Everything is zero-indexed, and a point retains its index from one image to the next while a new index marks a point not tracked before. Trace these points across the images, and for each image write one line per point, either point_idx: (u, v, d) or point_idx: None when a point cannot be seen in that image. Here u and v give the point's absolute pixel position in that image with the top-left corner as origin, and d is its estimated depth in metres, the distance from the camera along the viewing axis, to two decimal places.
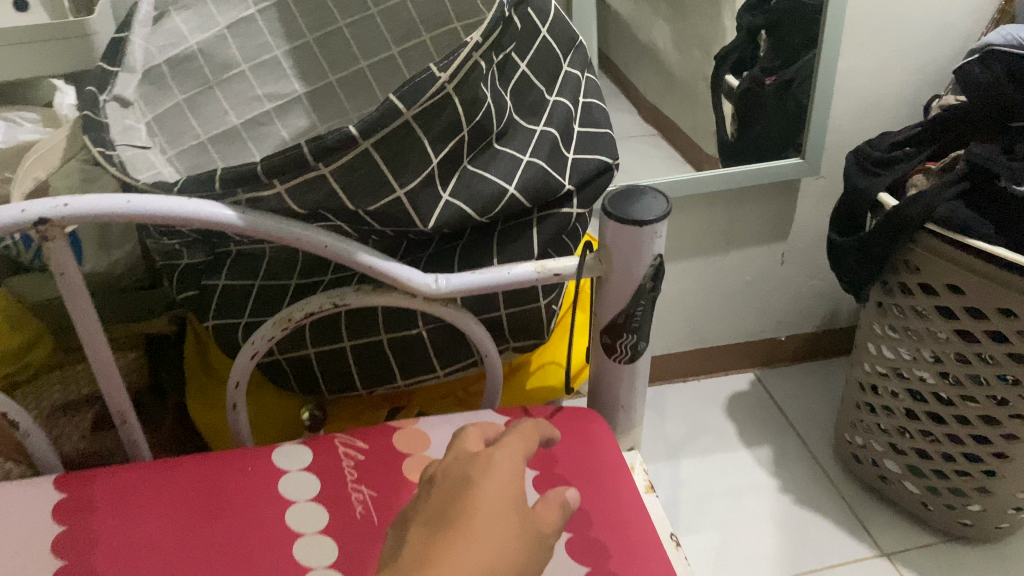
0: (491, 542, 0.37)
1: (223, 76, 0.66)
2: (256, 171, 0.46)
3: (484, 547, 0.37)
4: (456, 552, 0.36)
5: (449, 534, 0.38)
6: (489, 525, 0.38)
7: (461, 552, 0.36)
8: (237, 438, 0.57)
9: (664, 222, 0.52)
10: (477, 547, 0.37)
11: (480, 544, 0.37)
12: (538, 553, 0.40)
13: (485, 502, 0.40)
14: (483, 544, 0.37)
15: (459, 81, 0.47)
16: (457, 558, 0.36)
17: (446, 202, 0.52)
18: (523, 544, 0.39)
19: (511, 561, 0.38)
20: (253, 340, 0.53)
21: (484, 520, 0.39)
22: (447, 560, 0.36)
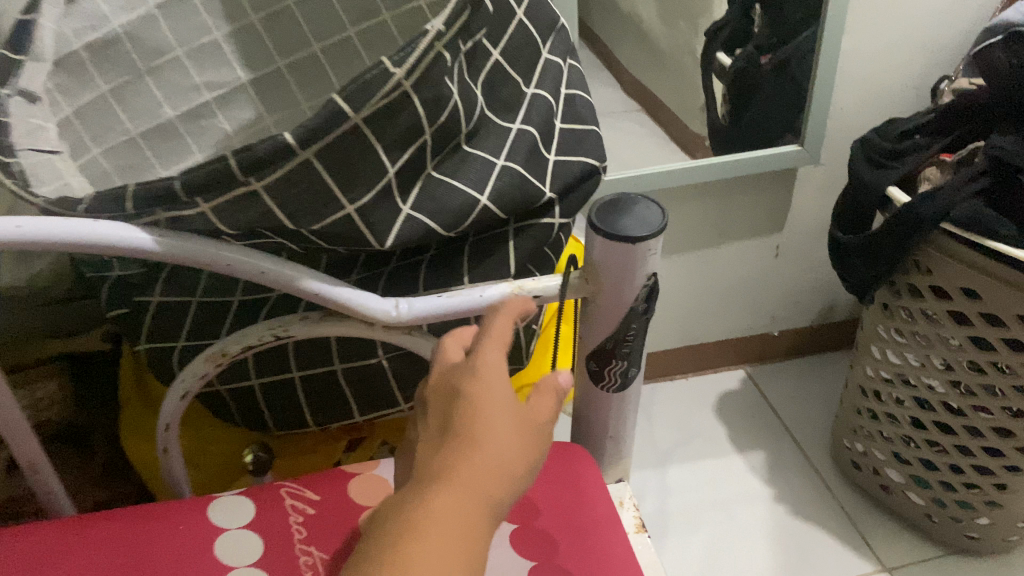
0: (507, 453, 0.32)
1: (155, 63, 0.58)
2: (174, 188, 0.38)
3: (499, 459, 0.31)
4: (469, 472, 0.31)
5: (458, 444, 0.32)
6: (503, 425, 0.32)
7: (475, 470, 0.31)
8: (172, 483, 0.51)
9: (658, 238, 0.45)
10: (493, 461, 0.31)
11: (494, 454, 0.31)
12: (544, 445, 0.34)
13: (496, 394, 0.33)
14: (498, 456, 0.31)
15: (419, 77, 0.40)
16: (472, 478, 0.31)
17: (407, 217, 0.45)
18: (536, 443, 0.33)
19: (522, 464, 0.32)
20: (183, 378, 0.46)
21: (496, 416, 0.32)
22: (460, 482, 0.30)
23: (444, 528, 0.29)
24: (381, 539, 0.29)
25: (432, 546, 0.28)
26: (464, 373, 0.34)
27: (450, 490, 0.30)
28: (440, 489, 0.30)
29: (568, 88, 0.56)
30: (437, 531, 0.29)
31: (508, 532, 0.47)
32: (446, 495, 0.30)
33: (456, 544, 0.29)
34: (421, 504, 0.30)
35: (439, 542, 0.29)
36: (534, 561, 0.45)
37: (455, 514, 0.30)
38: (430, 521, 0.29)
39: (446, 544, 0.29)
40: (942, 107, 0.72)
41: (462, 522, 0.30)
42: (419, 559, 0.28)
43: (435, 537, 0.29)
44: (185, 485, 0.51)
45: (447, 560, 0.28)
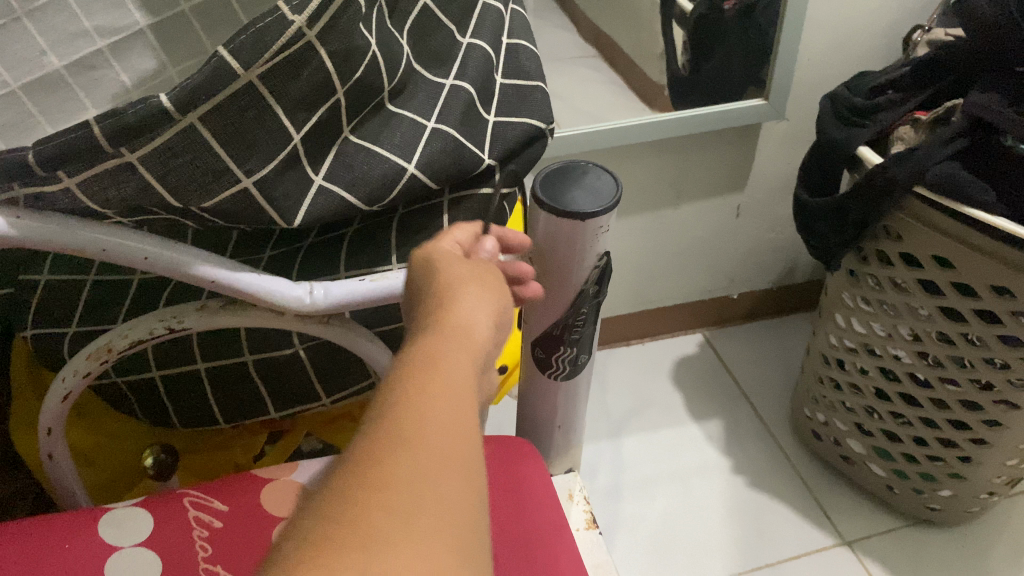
0: (484, 303, 0.31)
1: (34, 6, 0.50)
2: (26, 160, 0.31)
3: (480, 308, 0.30)
4: (454, 331, 0.28)
5: (434, 316, 0.29)
6: (475, 285, 0.32)
7: (457, 328, 0.28)
8: (62, 490, 0.44)
9: (610, 214, 0.39)
10: (474, 311, 0.30)
11: (471, 310, 0.30)
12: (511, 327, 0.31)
13: (459, 266, 0.33)
14: (477, 305, 0.30)
15: (326, 25, 0.33)
16: (458, 327, 0.29)
17: (319, 188, 0.39)
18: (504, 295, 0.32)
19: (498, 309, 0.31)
20: (62, 378, 0.39)
21: (465, 282, 0.31)
22: (449, 327, 0.28)
23: (446, 369, 0.26)
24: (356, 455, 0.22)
25: (438, 389, 0.25)
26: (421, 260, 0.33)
27: (442, 340, 0.27)
28: (430, 340, 0.27)
29: (511, 38, 0.50)
30: (438, 378, 0.25)
31: None
32: (439, 344, 0.27)
33: (459, 397, 0.25)
34: (411, 370, 0.26)
35: (444, 386, 0.25)
36: None
37: (454, 350, 0.27)
38: (429, 370, 0.26)
39: (454, 369, 0.26)
40: (914, 60, 0.68)
41: (464, 356, 0.27)
42: (428, 413, 0.23)
43: (438, 388, 0.25)
44: (78, 492, 0.45)
45: (458, 392, 0.25)
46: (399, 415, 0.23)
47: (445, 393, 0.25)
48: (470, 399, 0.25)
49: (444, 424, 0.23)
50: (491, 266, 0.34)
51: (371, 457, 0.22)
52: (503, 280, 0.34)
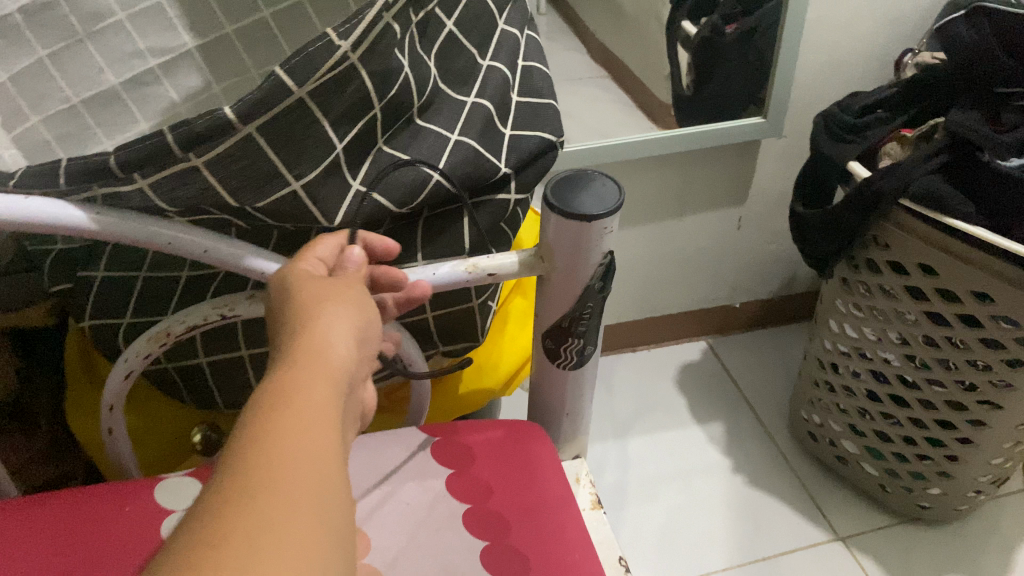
0: (344, 321, 0.31)
1: (96, 28, 0.56)
2: (109, 164, 0.36)
3: (340, 327, 0.31)
4: (310, 353, 0.29)
5: (290, 340, 0.30)
6: (336, 302, 0.32)
7: (315, 349, 0.29)
8: (118, 462, 0.50)
9: (614, 217, 0.44)
10: (332, 330, 0.30)
11: (329, 330, 0.30)
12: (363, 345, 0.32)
13: (319, 289, 0.33)
14: (336, 324, 0.31)
15: (367, 50, 0.38)
16: (315, 351, 0.29)
17: (357, 192, 0.44)
18: (363, 315, 0.33)
19: (359, 328, 0.32)
20: (126, 358, 0.44)
21: (326, 301, 0.32)
22: (304, 354, 0.29)
23: (295, 409, 0.26)
24: (203, 507, 0.24)
25: (286, 431, 0.25)
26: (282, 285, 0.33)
27: (295, 371, 0.28)
28: (285, 373, 0.28)
29: (525, 60, 0.55)
30: (285, 419, 0.26)
31: (460, 512, 0.47)
32: (291, 376, 0.28)
33: (309, 434, 0.26)
34: (262, 409, 0.26)
35: (295, 423, 0.26)
36: (486, 542, 0.45)
37: (307, 382, 0.27)
38: (279, 409, 0.26)
39: (303, 410, 0.26)
40: (901, 82, 0.73)
41: (318, 385, 0.28)
42: (276, 462, 0.24)
43: (286, 429, 0.26)
44: (131, 465, 0.50)
45: (308, 429, 0.26)
46: (242, 471, 0.24)
47: (293, 430, 0.26)
48: (323, 436, 0.26)
49: (291, 474, 0.24)
50: (358, 287, 0.34)
51: (213, 520, 0.23)
52: (368, 294, 0.35)
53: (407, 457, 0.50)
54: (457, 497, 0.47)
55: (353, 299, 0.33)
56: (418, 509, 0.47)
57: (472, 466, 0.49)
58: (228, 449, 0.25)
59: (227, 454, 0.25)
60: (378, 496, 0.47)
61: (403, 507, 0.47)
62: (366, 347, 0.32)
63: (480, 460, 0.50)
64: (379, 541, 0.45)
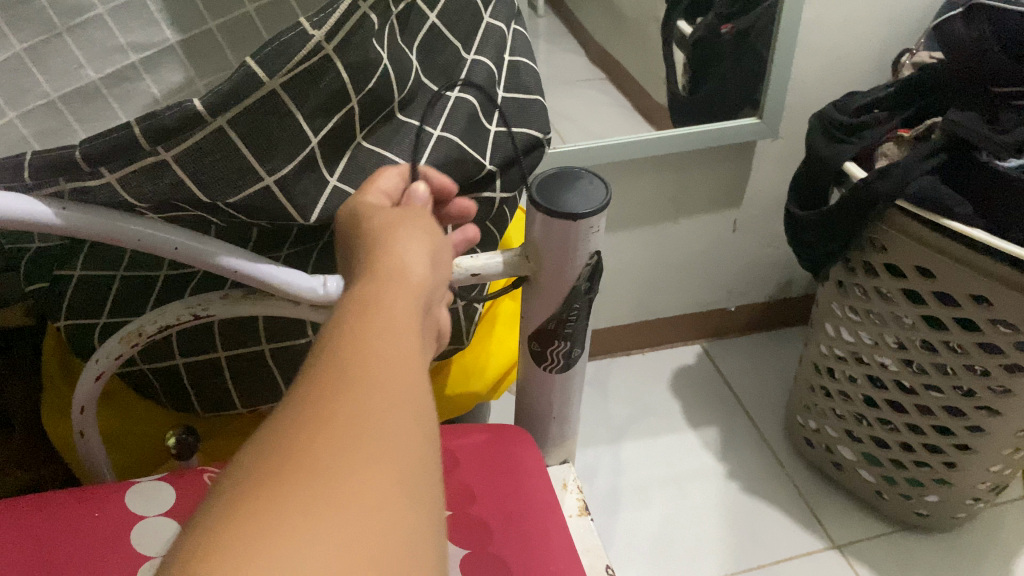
0: (419, 248, 0.34)
1: (73, 22, 0.55)
2: (73, 158, 0.35)
3: (416, 251, 0.34)
4: (392, 270, 0.32)
5: (373, 261, 0.33)
6: (407, 231, 0.35)
7: (395, 268, 0.32)
8: (91, 465, 0.48)
9: (601, 215, 0.43)
10: (410, 254, 0.33)
11: (406, 253, 0.33)
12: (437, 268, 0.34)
13: (395, 218, 0.36)
14: (412, 250, 0.34)
15: (342, 40, 0.37)
16: (394, 269, 0.32)
17: (334, 189, 0.42)
18: (435, 245, 0.36)
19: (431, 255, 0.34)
20: (96, 359, 0.43)
21: (400, 231, 0.35)
22: (388, 270, 0.31)
23: (385, 307, 0.29)
24: (304, 382, 0.26)
25: (375, 325, 0.28)
26: (357, 215, 0.36)
27: (381, 283, 0.31)
28: (373, 283, 0.31)
29: (512, 55, 0.53)
30: (375, 317, 0.28)
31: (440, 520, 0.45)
32: (379, 286, 0.30)
33: (397, 329, 0.28)
34: (351, 310, 0.29)
35: (385, 320, 0.28)
36: (467, 550, 0.43)
37: (392, 292, 0.30)
38: (370, 311, 0.29)
39: (392, 310, 0.29)
40: (897, 82, 0.72)
41: (402, 294, 0.30)
42: (370, 348, 0.26)
43: (375, 323, 0.28)
44: (104, 467, 0.49)
45: (398, 327, 0.28)
46: (343, 353, 0.26)
47: (387, 323, 0.28)
48: (409, 334, 0.28)
49: (385, 356, 0.26)
50: (427, 216, 0.38)
51: (315, 389, 0.25)
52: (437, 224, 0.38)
53: None
54: None
55: (424, 230, 0.36)
56: None
57: (455, 471, 0.48)
58: (320, 341, 0.28)
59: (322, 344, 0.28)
60: None
61: None
62: (439, 272, 0.35)
63: (463, 466, 0.49)
64: None
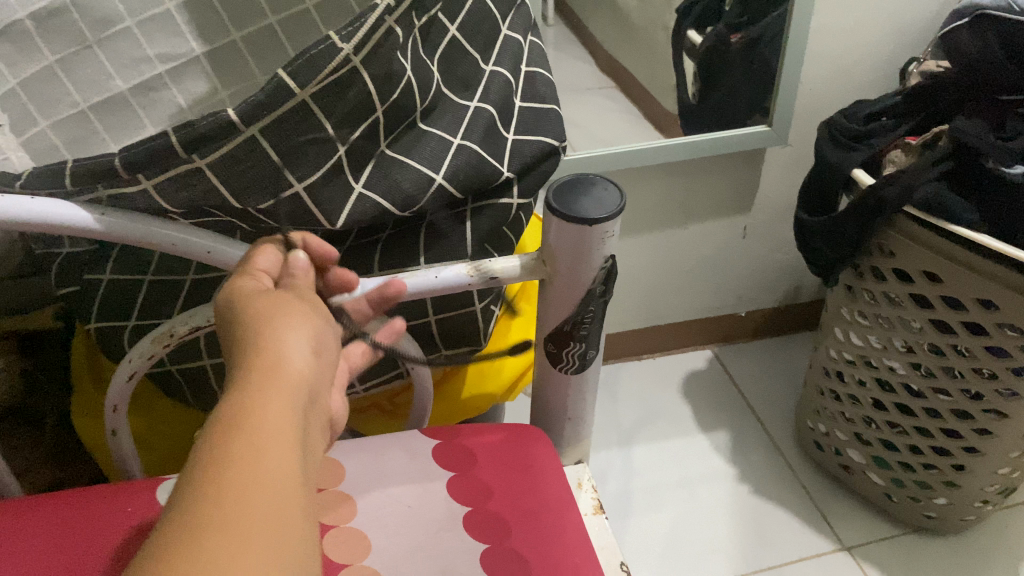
0: (300, 335, 0.31)
1: (104, 34, 0.57)
2: (113, 165, 0.37)
3: (296, 341, 0.30)
4: (267, 364, 0.28)
5: (245, 352, 0.29)
6: (288, 316, 0.32)
7: (273, 363, 0.29)
8: (121, 462, 0.50)
9: (615, 220, 0.44)
10: (288, 344, 0.30)
11: (286, 346, 0.30)
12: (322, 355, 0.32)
13: (271, 301, 0.33)
14: (292, 340, 0.30)
15: (368, 53, 0.39)
16: (271, 364, 0.29)
17: (359, 196, 0.44)
18: (316, 330, 0.33)
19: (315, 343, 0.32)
20: (130, 359, 0.44)
21: (277, 315, 0.32)
22: (264, 365, 0.28)
23: (258, 411, 0.26)
24: (176, 500, 0.24)
25: (247, 438, 0.25)
26: (231, 303, 0.33)
27: (255, 380, 0.28)
28: (244, 384, 0.27)
29: (528, 66, 0.55)
30: (248, 421, 0.26)
31: (459, 515, 0.47)
32: (250, 386, 0.27)
33: (275, 432, 0.26)
34: (222, 416, 0.26)
35: (259, 426, 0.26)
36: (486, 545, 0.45)
37: (267, 392, 0.27)
38: (243, 417, 0.26)
39: (265, 419, 0.26)
40: (905, 90, 0.73)
41: (278, 393, 0.27)
42: (246, 452, 0.25)
43: (247, 430, 0.25)
44: (134, 465, 0.50)
45: (273, 431, 0.26)
46: (203, 480, 0.24)
47: (257, 441, 0.25)
48: (288, 434, 0.26)
49: (262, 462, 0.25)
50: (305, 301, 0.35)
51: (191, 500, 0.23)
52: (317, 308, 0.35)
53: (407, 458, 0.50)
54: (457, 500, 0.47)
55: (307, 313, 0.33)
56: (418, 509, 0.47)
57: (474, 468, 0.50)
58: (189, 456, 0.25)
59: (189, 454, 0.25)
60: (376, 497, 0.48)
61: (403, 507, 0.47)
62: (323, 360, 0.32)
63: (480, 464, 0.50)
64: (379, 542, 0.45)
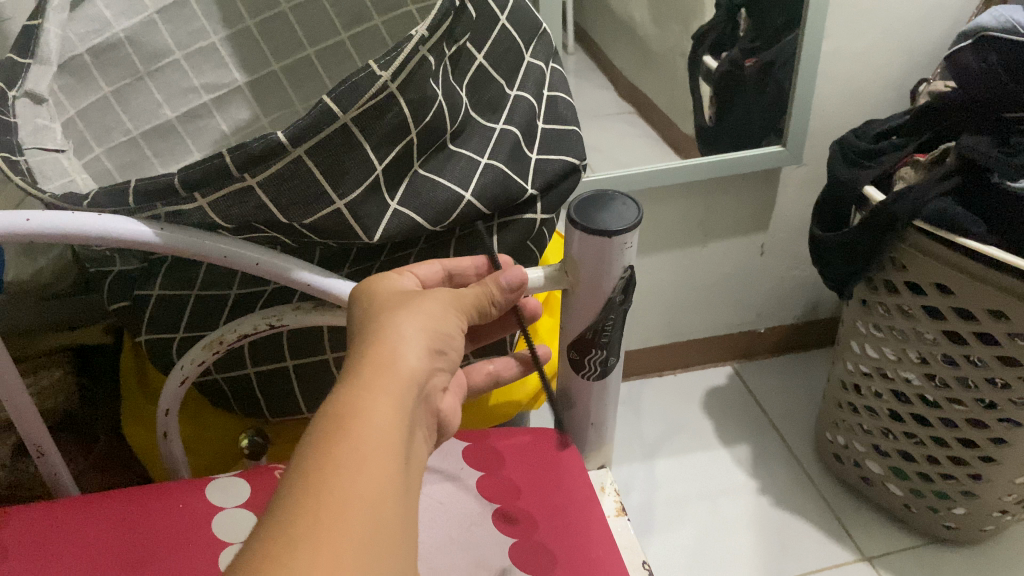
0: (415, 336, 0.34)
1: (154, 66, 0.62)
2: (173, 184, 0.40)
3: (412, 342, 0.34)
4: (380, 365, 0.32)
5: (364, 352, 0.33)
6: (408, 315, 0.35)
7: (386, 364, 0.32)
8: (171, 463, 0.53)
9: (633, 232, 0.47)
10: (402, 345, 0.33)
11: (400, 347, 0.33)
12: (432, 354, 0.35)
13: (398, 301, 0.37)
14: (409, 341, 0.34)
15: (405, 79, 0.42)
16: (383, 364, 0.32)
17: (394, 212, 0.47)
18: (437, 326, 0.36)
19: (426, 340, 0.35)
20: (182, 365, 0.48)
21: (401, 313, 0.36)
22: (375, 367, 0.32)
23: (364, 414, 0.30)
24: (285, 491, 0.27)
25: (353, 433, 0.29)
26: (365, 295, 0.38)
27: (367, 383, 0.31)
28: (354, 384, 0.31)
29: (550, 90, 0.59)
30: (357, 421, 0.29)
31: (490, 511, 0.50)
32: (361, 387, 0.31)
33: (378, 436, 0.29)
34: (331, 412, 0.30)
35: (365, 428, 0.29)
36: (515, 538, 0.48)
37: (373, 394, 0.30)
38: (351, 419, 0.29)
39: (370, 422, 0.29)
40: (914, 110, 0.76)
41: (384, 396, 0.31)
42: (353, 455, 0.28)
43: (355, 425, 0.29)
44: (182, 466, 0.54)
45: (375, 437, 0.29)
46: (310, 471, 0.27)
47: (359, 442, 0.28)
48: (391, 437, 0.29)
49: (365, 459, 0.28)
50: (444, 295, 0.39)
51: (301, 491, 0.26)
52: (455, 300, 0.39)
53: (440, 459, 0.53)
54: (487, 496, 0.51)
55: (429, 308, 0.37)
56: (451, 506, 0.50)
57: (502, 466, 0.53)
58: (299, 451, 0.29)
59: (301, 445, 0.29)
60: None
61: (436, 504, 0.50)
62: (439, 357, 0.36)
63: (509, 464, 0.53)
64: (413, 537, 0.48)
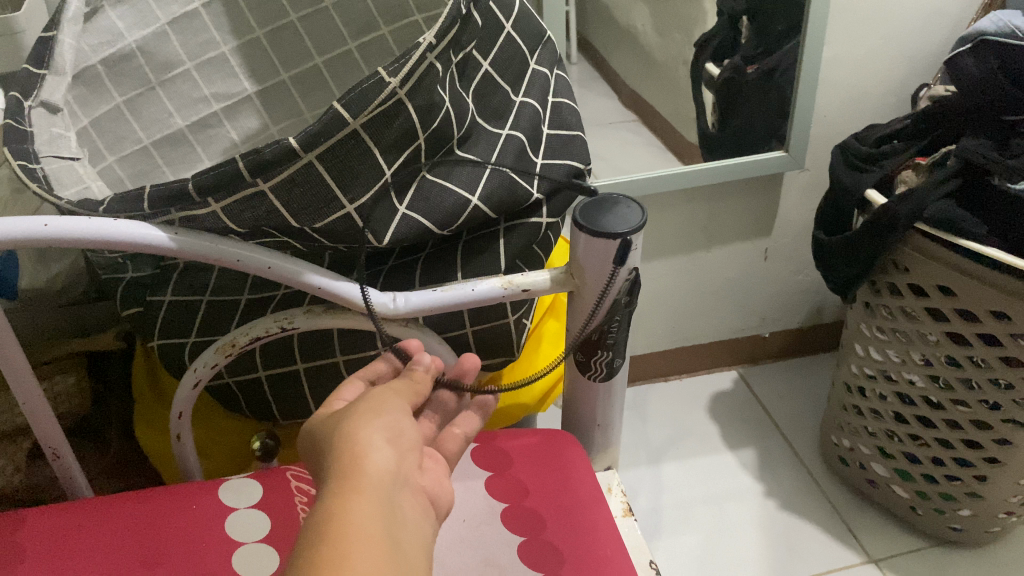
0: (375, 434, 0.32)
1: (165, 77, 0.64)
2: (188, 189, 0.41)
3: (373, 440, 0.32)
4: (347, 471, 0.30)
5: (327, 468, 0.30)
6: (362, 414, 0.33)
7: (354, 467, 0.30)
8: (183, 466, 0.54)
9: (637, 234, 0.47)
10: (365, 444, 0.31)
11: (364, 447, 0.31)
12: (400, 446, 0.33)
13: (345, 408, 0.35)
14: (370, 439, 0.32)
15: (413, 85, 0.43)
16: (351, 469, 0.30)
17: (403, 216, 0.48)
18: (395, 420, 0.34)
19: (387, 433, 0.32)
20: (194, 368, 0.48)
21: (352, 414, 0.33)
22: (342, 474, 0.29)
23: (346, 517, 0.27)
24: None
25: (338, 540, 0.26)
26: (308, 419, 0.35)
27: (338, 491, 0.28)
28: (326, 497, 0.28)
29: (555, 96, 0.59)
30: (338, 526, 0.27)
31: (498, 511, 0.50)
32: (334, 497, 0.28)
33: (364, 535, 0.26)
34: (311, 527, 0.27)
35: (350, 530, 0.26)
36: (523, 537, 0.48)
37: (348, 498, 0.28)
38: (330, 528, 0.27)
39: (353, 524, 0.27)
40: (914, 114, 0.77)
41: (361, 495, 0.28)
42: (340, 563, 0.25)
43: (337, 530, 0.26)
44: (195, 469, 0.55)
45: (361, 536, 0.26)
46: None
47: (342, 547, 0.26)
48: (378, 534, 0.27)
49: (357, 560, 0.25)
50: (387, 392, 0.37)
51: None
52: (395, 394, 0.37)
53: None
54: (495, 496, 0.51)
55: (379, 405, 0.35)
56: (460, 506, 0.51)
57: (509, 467, 0.54)
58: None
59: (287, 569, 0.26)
60: None
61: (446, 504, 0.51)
62: (411, 447, 0.33)
63: (517, 465, 0.54)
64: None
